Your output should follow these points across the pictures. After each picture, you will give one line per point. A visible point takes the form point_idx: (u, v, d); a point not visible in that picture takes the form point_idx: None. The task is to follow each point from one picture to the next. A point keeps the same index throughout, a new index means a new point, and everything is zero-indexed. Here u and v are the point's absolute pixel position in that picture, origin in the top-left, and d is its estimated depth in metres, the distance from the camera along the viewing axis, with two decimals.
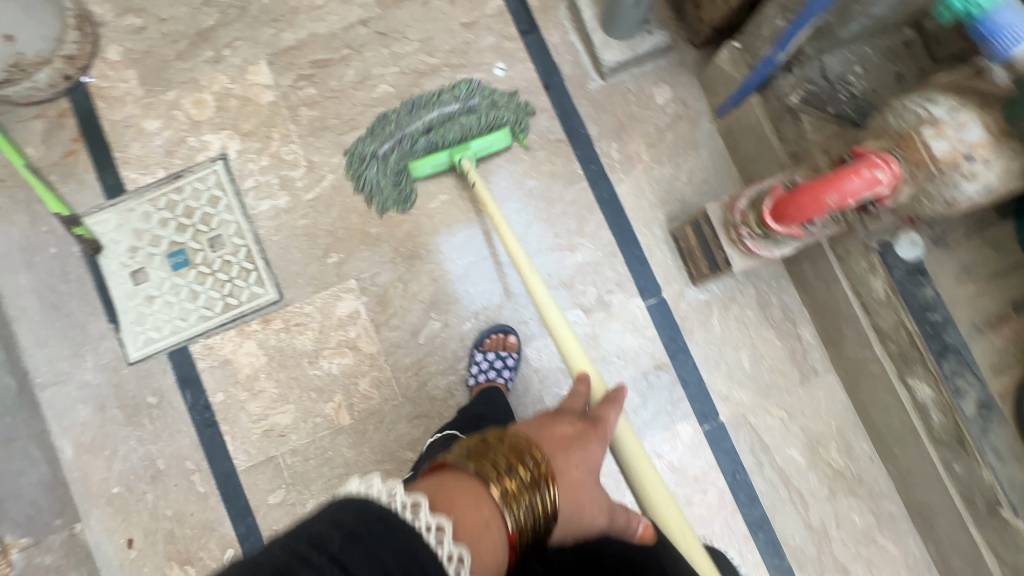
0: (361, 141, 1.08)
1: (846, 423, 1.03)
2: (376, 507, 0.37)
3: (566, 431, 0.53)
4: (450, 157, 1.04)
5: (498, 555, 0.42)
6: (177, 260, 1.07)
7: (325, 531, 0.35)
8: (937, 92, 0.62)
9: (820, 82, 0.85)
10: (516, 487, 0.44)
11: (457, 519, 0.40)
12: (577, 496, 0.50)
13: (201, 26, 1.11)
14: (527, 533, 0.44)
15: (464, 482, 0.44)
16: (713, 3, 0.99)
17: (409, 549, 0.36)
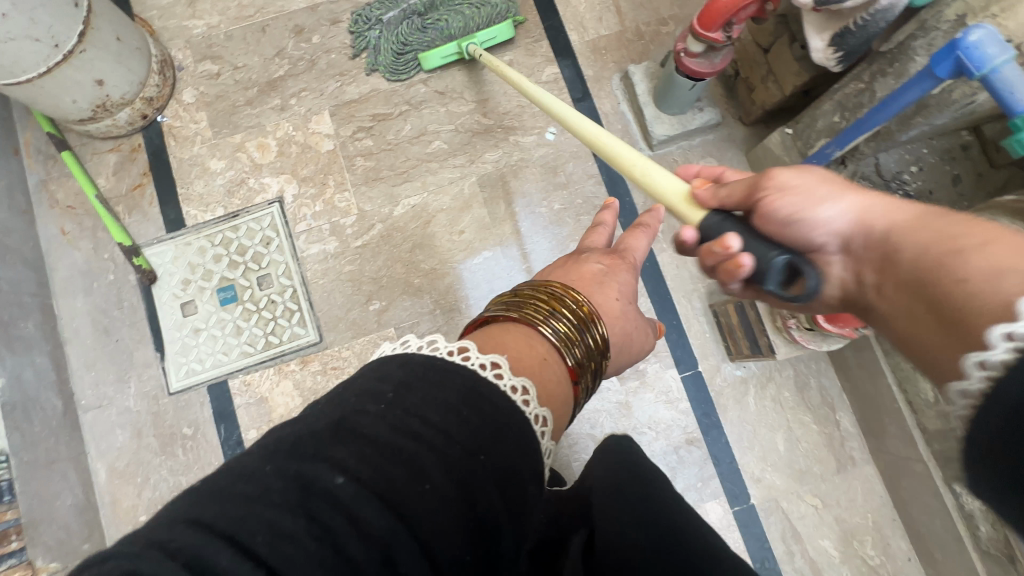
0: (370, 6, 1.19)
1: (884, 519, 1.00)
2: (419, 357, 0.39)
3: (593, 270, 0.61)
4: (459, 46, 1.13)
5: (564, 386, 0.47)
6: (226, 295, 1.11)
7: (375, 384, 0.36)
8: (1000, 217, 0.63)
9: (873, 179, 0.86)
10: (567, 328, 0.50)
11: (512, 356, 0.44)
12: (627, 323, 0.58)
13: (271, 76, 1.18)
14: (585, 368, 0.50)
15: (511, 331, 0.48)
16: (767, 88, 1.02)
17: (471, 384, 0.37)
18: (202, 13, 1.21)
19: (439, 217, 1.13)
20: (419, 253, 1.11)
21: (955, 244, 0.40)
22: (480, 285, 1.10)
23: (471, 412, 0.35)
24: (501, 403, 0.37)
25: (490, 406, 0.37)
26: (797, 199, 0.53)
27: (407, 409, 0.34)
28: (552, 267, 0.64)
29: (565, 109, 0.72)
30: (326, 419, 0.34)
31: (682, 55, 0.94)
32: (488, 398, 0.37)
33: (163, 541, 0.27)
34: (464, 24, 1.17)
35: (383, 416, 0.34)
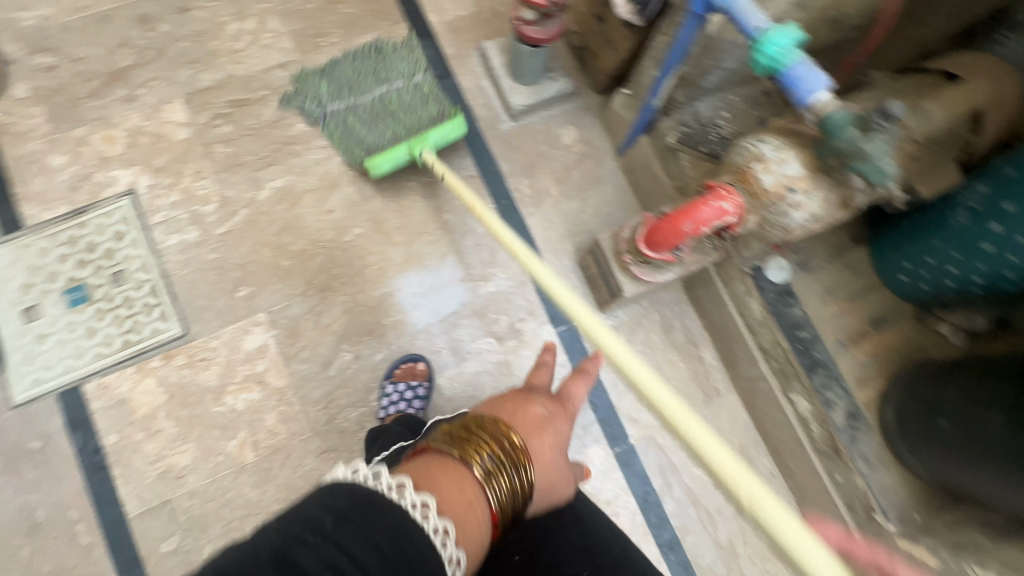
0: (311, 78, 1.16)
1: (748, 441, 1.08)
2: (363, 489, 0.40)
3: (536, 413, 0.59)
4: (410, 151, 1.05)
5: (482, 530, 0.47)
6: (75, 296, 1.04)
7: (317, 512, 0.38)
8: (768, 134, 0.69)
9: (693, 126, 0.95)
10: (494, 467, 0.50)
11: (444, 493, 0.46)
12: (554, 476, 0.57)
13: (116, 66, 1.13)
14: (506, 511, 0.50)
15: (448, 467, 0.49)
16: (605, 54, 1.10)
17: (399, 525, 0.40)
18: (33, 4, 1.14)
19: (306, 199, 1.11)
20: (288, 236, 1.10)
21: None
22: (421, 297, 1.09)
23: (394, 555, 0.38)
24: (417, 541, 0.40)
25: (408, 543, 0.39)
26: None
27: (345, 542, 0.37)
28: (494, 401, 0.61)
29: (621, 351, 0.48)
30: (268, 547, 0.35)
31: (519, 24, 1.00)
32: (411, 541, 0.39)
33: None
34: (412, 128, 1.13)
35: (319, 548, 0.36)
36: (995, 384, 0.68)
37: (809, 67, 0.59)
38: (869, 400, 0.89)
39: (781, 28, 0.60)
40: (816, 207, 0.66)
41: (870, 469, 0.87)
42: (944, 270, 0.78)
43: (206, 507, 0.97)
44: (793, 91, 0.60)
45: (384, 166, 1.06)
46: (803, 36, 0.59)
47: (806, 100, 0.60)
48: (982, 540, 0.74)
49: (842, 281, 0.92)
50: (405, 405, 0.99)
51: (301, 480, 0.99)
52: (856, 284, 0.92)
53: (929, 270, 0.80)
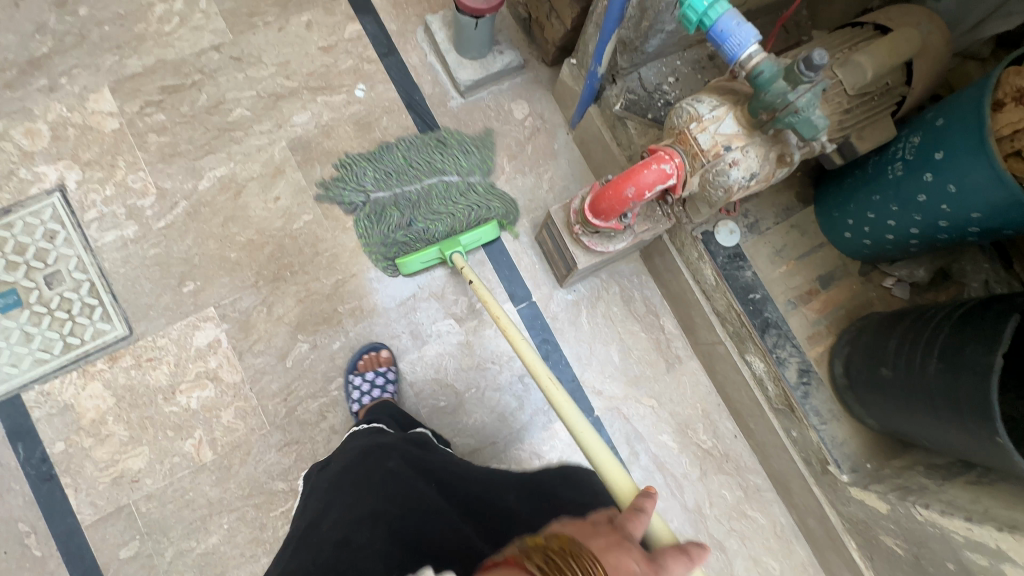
0: (358, 157, 1.11)
1: (710, 405, 1.10)
2: None
3: (634, 572, 0.41)
4: (441, 253, 1.01)
5: None
6: (7, 301, 0.98)
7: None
8: (704, 94, 0.68)
9: (638, 92, 0.93)
10: None
11: None
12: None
13: (33, 54, 1.06)
14: None
15: None
16: (551, 23, 1.08)
17: None
18: None
19: (251, 187, 1.07)
20: (234, 227, 1.05)
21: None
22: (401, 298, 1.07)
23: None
24: None
25: None
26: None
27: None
28: (583, 523, 0.45)
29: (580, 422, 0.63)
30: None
31: None
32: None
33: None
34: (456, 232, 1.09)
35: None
36: (929, 329, 0.71)
37: (737, 20, 0.58)
38: (821, 357, 0.90)
39: None
40: (754, 164, 0.66)
41: (824, 423, 0.89)
42: (883, 224, 0.80)
43: (165, 510, 0.94)
44: (722, 47, 0.60)
45: (415, 265, 1.02)
46: None
47: (736, 55, 0.59)
48: (926, 482, 0.77)
49: (792, 241, 0.93)
50: (379, 392, 0.97)
51: (263, 475, 0.97)
52: (805, 244, 0.93)
53: (870, 226, 0.82)
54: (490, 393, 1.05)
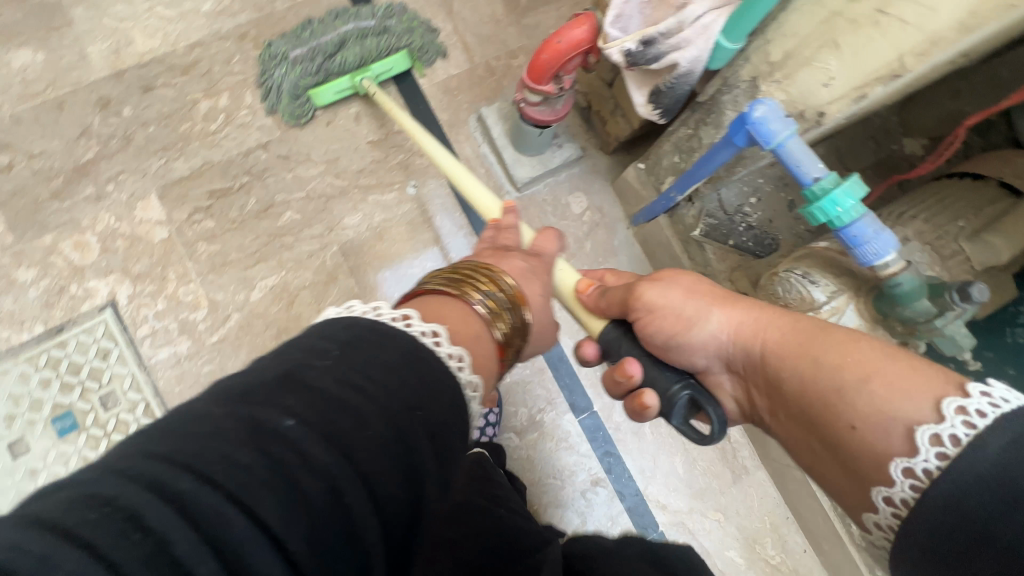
0: (280, 40, 1.08)
1: (780, 518, 1.05)
2: (367, 322, 0.41)
3: (519, 264, 0.60)
4: (350, 80, 1.06)
5: (490, 362, 0.50)
6: (64, 424, 0.96)
7: (321, 342, 0.38)
8: (817, 268, 0.62)
9: (718, 216, 0.88)
10: (496, 307, 0.51)
11: (450, 327, 0.47)
12: (544, 323, 0.60)
13: (79, 160, 1.02)
14: (509, 348, 0.53)
15: (449, 305, 0.49)
16: (616, 120, 1.01)
17: (412, 349, 0.40)
18: None
19: (303, 295, 1.04)
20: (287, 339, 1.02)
21: (839, 379, 0.46)
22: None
23: (410, 373, 0.38)
24: (434, 366, 0.41)
25: (428, 369, 0.40)
26: (670, 322, 0.58)
27: (351, 363, 0.36)
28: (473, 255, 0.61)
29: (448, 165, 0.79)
30: (272, 373, 0.34)
31: (523, 104, 0.90)
32: (426, 363, 0.40)
33: (103, 499, 0.26)
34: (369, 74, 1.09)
35: (330, 368, 0.35)
36: None
37: (874, 227, 0.52)
38: None
39: (842, 180, 0.53)
40: None
41: None
42: None
43: None
44: (853, 249, 0.54)
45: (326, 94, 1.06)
46: (866, 190, 0.53)
47: (869, 262, 0.53)
48: None
49: None
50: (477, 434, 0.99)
51: None
52: None
53: None
54: (551, 510, 1.02)
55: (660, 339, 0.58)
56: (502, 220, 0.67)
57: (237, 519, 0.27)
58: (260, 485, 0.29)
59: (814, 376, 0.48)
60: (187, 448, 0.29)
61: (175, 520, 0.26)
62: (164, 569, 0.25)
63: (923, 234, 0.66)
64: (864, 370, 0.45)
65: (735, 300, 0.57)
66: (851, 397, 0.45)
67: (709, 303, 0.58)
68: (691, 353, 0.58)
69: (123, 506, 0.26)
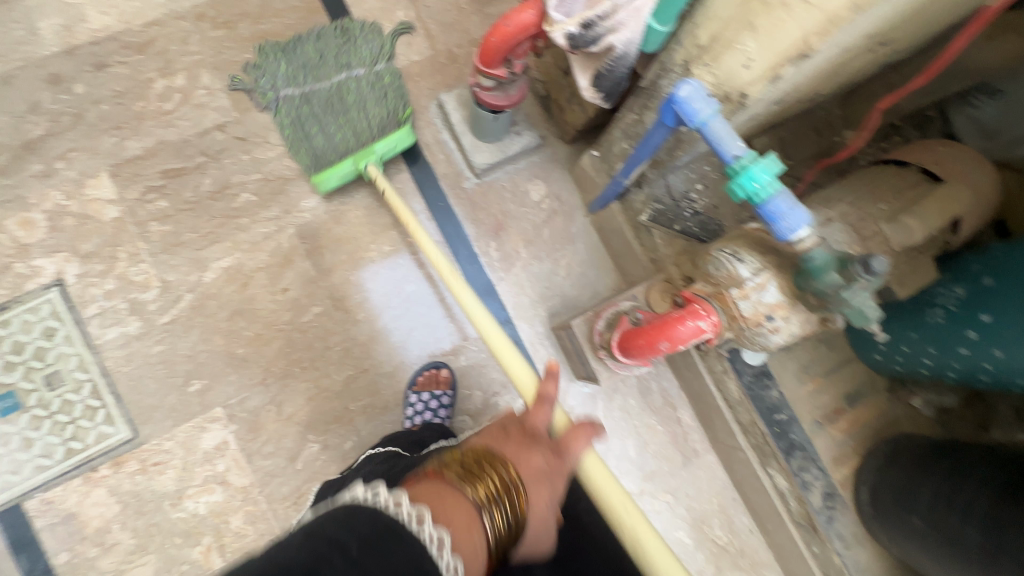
0: (269, 73, 1.08)
1: (727, 500, 1.07)
2: (387, 517, 0.44)
3: (537, 462, 0.56)
4: (355, 165, 1.00)
5: (479, 565, 0.48)
6: (6, 404, 0.94)
7: (345, 536, 0.42)
8: (745, 247, 0.65)
9: (665, 201, 0.90)
10: (498, 505, 0.50)
11: (456, 533, 0.47)
12: (540, 531, 0.56)
13: (27, 136, 1.00)
14: (497, 548, 0.50)
15: (459, 504, 0.49)
16: (572, 109, 1.02)
17: (416, 558, 0.43)
18: None
19: (258, 277, 1.03)
20: (241, 320, 1.02)
21: None
22: (389, 284, 1.06)
23: None
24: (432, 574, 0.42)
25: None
26: None
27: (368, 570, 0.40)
28: (497, 430, 0.59)
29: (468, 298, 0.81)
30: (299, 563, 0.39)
31: (477, 89, 0.91)
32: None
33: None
34: (363, 130, 1.08)
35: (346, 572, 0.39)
36: (969, 490, 0.68)
37: (789, 203, 0.55)
38: (845, 479, 0.89)
39: (760, 158, 0.55)
40: (795, 328, 0.64)
41: (848, 547, 0.88)
42: (918, 359, 0.76)
43: None
44: (772, 225, 0.56)
45: (330, 180, 1.00)
46: (781, 168, 0.55)
47: (786, 237, 0.55)
48: None
49: (819, 357, 0.91)
50: (430, 414, 0.99)
51: None
52: (832, 359, 0.91)
53: (903, 355, 0.78)
54: None
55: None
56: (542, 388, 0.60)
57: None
58: None
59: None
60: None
61: None
62: None
63: (846, 216, 0.69)
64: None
65: None
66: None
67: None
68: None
69: None
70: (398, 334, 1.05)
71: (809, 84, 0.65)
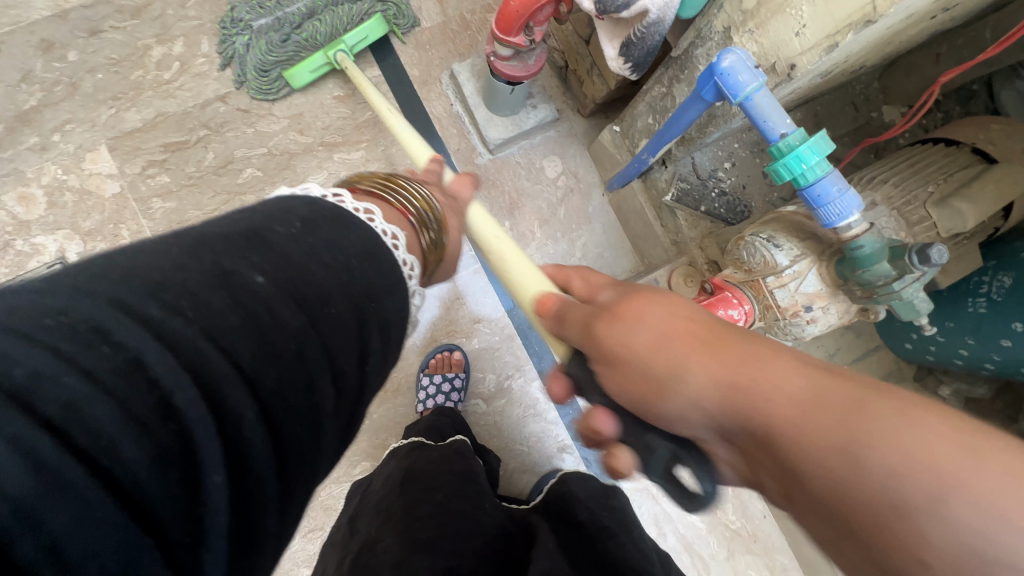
0: (244, 6, 1.00)
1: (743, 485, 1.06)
2: (325, 205, 0.43)
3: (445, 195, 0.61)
4: (325, 56, 0.98)
5: (420, 246, 0.52)
6: None
7: (290, 212, 0.40)
8: (781, 232, 0.61)
9: (690, 180, 0.86)
10: (424, 211, 0.54)
11: (406, 231, 0.50)
12: (455, 244, 0.60)
13: (21, 107, 0.96)
14: (434, 240, 0.54)
15: (388, 207, 0.50)
16: (592, 81, 0.97)
17: (372, 242, 0.43)
18: None
19: None
20: None
21: (880, 474, 0.29)
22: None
23: (364, 259, 0.41)
24: (364, 229, 0.43)
25: (348, 230, 0.42)
26: (635, 376, 0.38)
27: (313, 240, 0.39)
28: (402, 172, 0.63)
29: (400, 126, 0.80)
30: (236, 228, 0.36)
31: (493, 58, 0.86)
32: (384, 255, 0.44)
33: (56, 310, 0.27)
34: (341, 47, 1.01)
35: (292, 239, 0.38)
36: None
37: (839, 186, 0.51)
38: None
39: (808, 136, 0.51)
40: (832, 319, 0.61)
41: None
42: (954, 350, 0.73)
43: None
44: (817, 210, 0.52)
45: (303, 75, 0.99)
46: (833, 147, 0.51)
47: (833, 224, 0.52)
48: None
49: (845, 345, 0.88)
50: (444, 398, 0.98)
51: (286, 563, 0.95)
52: (859, 348, 0.88)
53: (936, 346, 0.75)
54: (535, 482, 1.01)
55: (626, 404, 0.39)
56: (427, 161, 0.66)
57: (183, 395, 0.27)
58: (235, 334, 0.31)
59: (850, 489, 0.30)
60: (135, 284, 0.29)
61: (157, 345, 0.28)
62: (146, 390, 0.27)
63: (891, 199, 0.65)
64: (940, 471, 0.28)
65: (773, 352, 0.35)
66: (919, 530, 0.28)
67: (682, 347, 0.37)
68: (677, 424, 0.37)
69: (100, 328, 0.27)
70: None
71: (861, 53, 0.59)
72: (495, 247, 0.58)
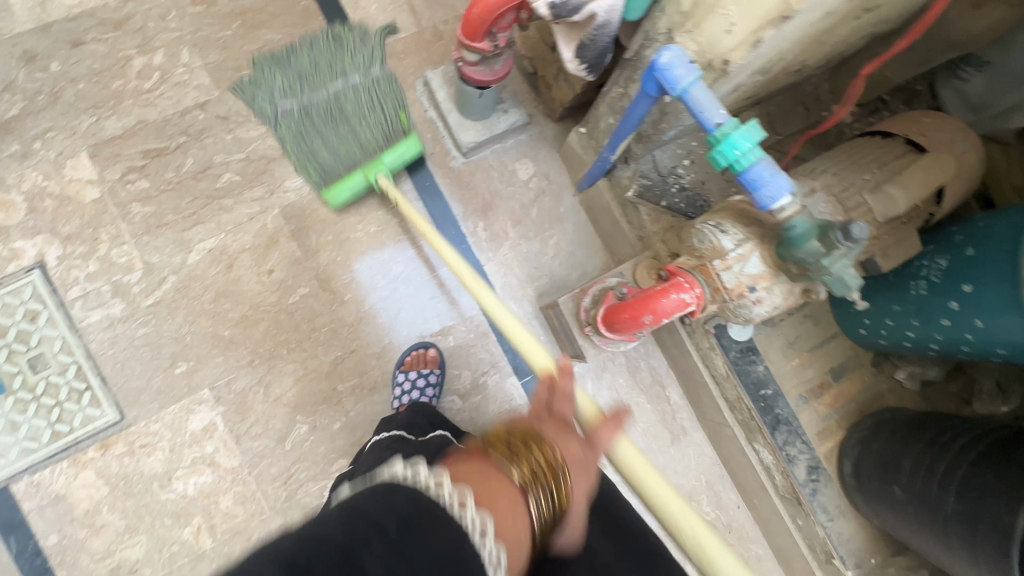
0: (269, 79, 1.05)
1: (715, 476, 1.08)
2: (408, 489, 0.44)
3: (573, 448, 0.56)
4: (365, 177, 0.98)
5: (519, 534, 0.47)
6: None
7: (383, 515, 0.41)
8: (728, 220, 0.64)
9: (652, 176, 0.90)
10: (531, 472, 0.51)
11: (498, 516, 0.46)
12: (581, 489, 0.55)
13: (2, 116, 0.99)
14: (540, 504, 0.50)
15: (491, 475, 0.50)
16: (559, 85, 1.01)
17: (457, 541, 0.42)
18: None
19: (243, 259, 1.02)
20: (226, 302, 1.01)
21: None
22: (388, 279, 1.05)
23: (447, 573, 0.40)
24: (445, 518, 0.43)
25: (440, 529, 0.42)
26: None
27: (400, 555, 0.39)
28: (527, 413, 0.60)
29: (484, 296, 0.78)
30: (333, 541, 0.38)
31: (462, 64, 0.90)
32: (468, 564, 0.41)
33: None
34: (364, 140, 1.03)
35: (383, 554, 0.38)
36: (948, 463, 0.69)
37: (771, 170, 0.54)
38: (830, 452, 0.90)
39: (742, 125, 0.55)
40: (777, 300, 0.64)
41: (831, 519, 0.89)
42: (902, 332, 0.76)
43: None
44: (753, 193, 0.56)
45: (340, 196, 0.98)
46: (765, 134, 0.54)
47: (768, 205, 0.55)
48: None
49: (805, 333, 0.91)
50: (420, 393, 0.98)
51: None
52: (817, 336, 0.91)
53: (887, 330, 0.78)
54: None
55: None
56: (560, 380, 0.60)
57: None
58: None
59: None
60: None
61: None
62: None
63: (830, 186, 0.68)
64: None
65: None
66: None
67: None
68: None
69: None
70: (386, 315, 1.05)
71: (795, 51, 0.64)
72: (662, 498, 0.54)
